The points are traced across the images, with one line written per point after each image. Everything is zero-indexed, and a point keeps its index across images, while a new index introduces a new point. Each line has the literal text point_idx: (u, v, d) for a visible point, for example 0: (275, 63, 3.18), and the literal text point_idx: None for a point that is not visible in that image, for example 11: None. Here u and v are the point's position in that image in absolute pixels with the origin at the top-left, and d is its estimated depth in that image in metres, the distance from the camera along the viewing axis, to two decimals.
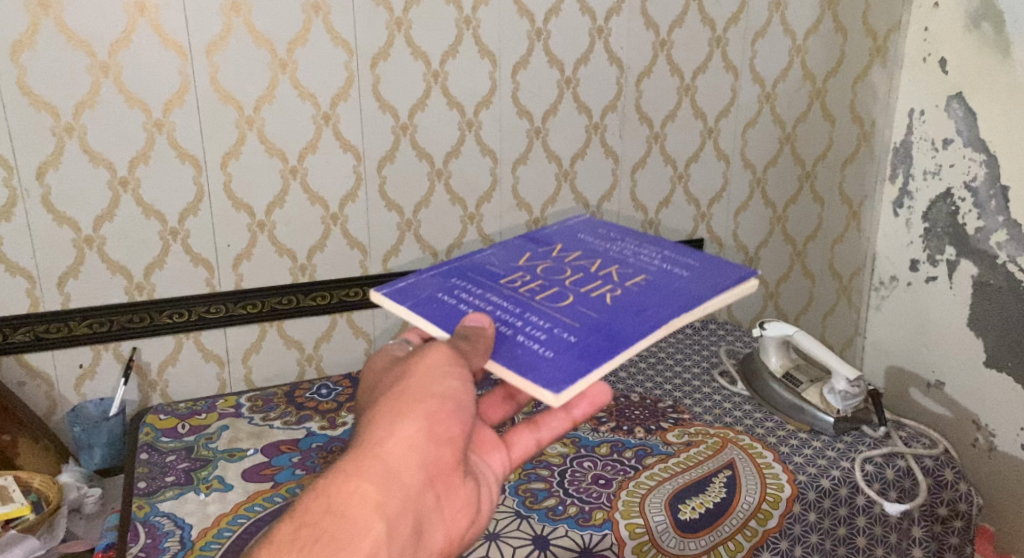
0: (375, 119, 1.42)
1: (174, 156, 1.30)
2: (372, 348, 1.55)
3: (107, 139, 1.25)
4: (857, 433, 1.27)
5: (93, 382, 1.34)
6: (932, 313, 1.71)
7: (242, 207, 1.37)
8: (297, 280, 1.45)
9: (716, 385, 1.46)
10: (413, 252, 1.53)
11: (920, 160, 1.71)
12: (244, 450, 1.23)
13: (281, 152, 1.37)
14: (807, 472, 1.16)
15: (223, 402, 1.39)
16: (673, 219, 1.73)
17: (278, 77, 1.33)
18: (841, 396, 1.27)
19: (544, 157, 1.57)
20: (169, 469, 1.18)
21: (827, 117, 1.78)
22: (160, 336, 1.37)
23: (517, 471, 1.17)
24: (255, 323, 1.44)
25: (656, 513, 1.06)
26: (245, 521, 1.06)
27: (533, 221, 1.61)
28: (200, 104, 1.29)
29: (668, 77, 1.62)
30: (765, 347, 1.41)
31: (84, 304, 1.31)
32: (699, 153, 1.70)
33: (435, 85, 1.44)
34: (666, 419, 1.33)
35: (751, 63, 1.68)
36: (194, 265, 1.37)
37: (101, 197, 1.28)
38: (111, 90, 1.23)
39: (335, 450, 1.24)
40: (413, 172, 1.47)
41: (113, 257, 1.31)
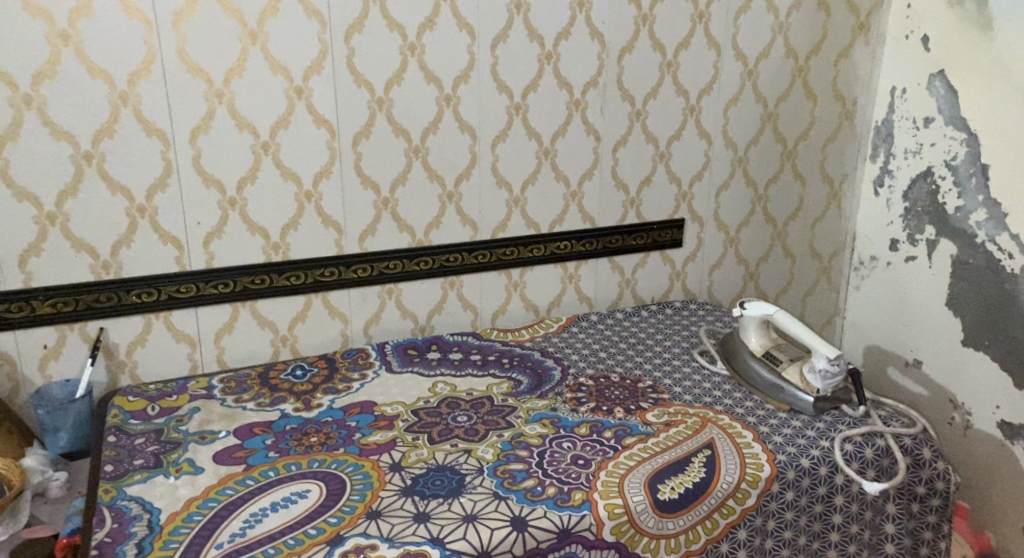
0: (349, 92, 1.38)
1: (141, 130, 1.26)
2: (348, 329, 1.52)
3: (69, 112, 1.21)
4: (837, 413, 1.27)
5: (58, 363, 1.30)
6: (910, 292, 1.73)
7: (212, 183, 1.33)
8: (270, 259, 1.41)
9: (696, 365, 1.45)
10: (390, 231, 1.49)
11: (901, 139, 1.72)
12: (216, 432, 1.21)
13: (252, 127, 1.33)
14: (787, 452, 1.16)
15: (195, 384, 1.36)
16: (654, 199, 1.71)
17: (248, 49, 1.29)
18: (821, 375, 1.25)
19: (524, 134, 1.55)
20: (137, 452, 1.15)
21: (809, 96, 1.75)
22: (128, 316, 1.33)
23: (495, 451, 1.16)
24: (226, 303, 1.40)
25: (636, 493, 1.06)
26: (216, 505, 1.03)
27: (513, 200, 1.58)
28: (167, 75, 1.25)
29: (650, 53, 1.59)
30: (745, 326, 1.41)
31: (47, 283, 1.27)
32: (681, 132, 1.68)
33: (412, 59, 1.41)
34: (646, 399, 1.32)
35: (734, 39, 1.65)
36: (163, 243, 1.33)
37: (63, 172, 1.23)
38: (72, 60, 1.19)
39: (309, 433, 1.21)
40: (390, 148, 1.44)
41: (78, 235, 1.27)
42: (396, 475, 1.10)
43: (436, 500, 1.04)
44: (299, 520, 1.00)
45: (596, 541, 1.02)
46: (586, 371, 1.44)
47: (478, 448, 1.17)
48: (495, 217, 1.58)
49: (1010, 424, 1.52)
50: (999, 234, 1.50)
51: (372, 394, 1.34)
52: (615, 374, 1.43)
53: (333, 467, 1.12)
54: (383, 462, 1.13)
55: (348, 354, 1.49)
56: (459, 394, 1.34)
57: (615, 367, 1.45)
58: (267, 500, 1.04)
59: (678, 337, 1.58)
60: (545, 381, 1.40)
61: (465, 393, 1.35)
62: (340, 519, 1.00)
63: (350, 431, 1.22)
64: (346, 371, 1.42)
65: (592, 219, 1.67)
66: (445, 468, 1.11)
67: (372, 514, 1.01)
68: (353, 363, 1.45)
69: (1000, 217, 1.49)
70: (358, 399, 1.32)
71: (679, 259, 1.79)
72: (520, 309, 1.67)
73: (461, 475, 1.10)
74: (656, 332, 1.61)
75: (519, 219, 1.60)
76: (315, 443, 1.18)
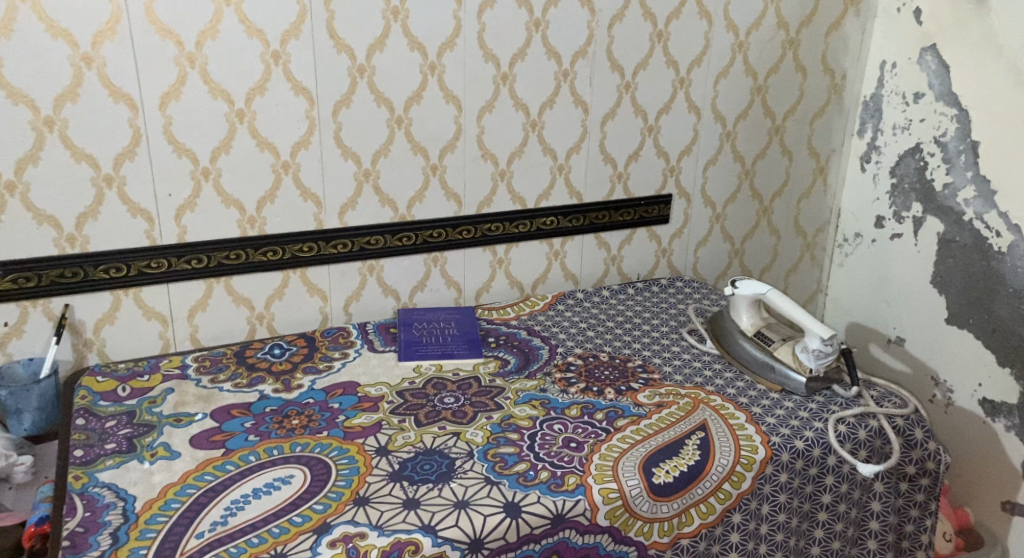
0: (329, 58, 1.31)
1: (106, 95, 1.18)
2: (328, 306, 1.47)
3: (26, 74, 1.12)
4: (828, 393, 1.26)
5: (21, 341, 1.23)
6: (895, 270, 1.72)
7: (184, 152, 1.26)
8: (246, 233, 1.35)
9: (685, 344, 1.44)
10: (371, 206, 1.44)
11: (890, 115, 1.70)
12: (191, 415, 1.15)
13: (226, 94, 1.26)
14: (781, 433, 1.15)
15: (167, 362, 1.30)
16: (642, 174, 1.68)
17: (222, 10, 1.21)
18: (814, 355, 1.24)
19: (511, 105, 1.49)
20: (109, 436, 1.09)
21: (798, 69, 1.72)
22: (95, 292, 1.26)
23: (484, 434, 1.13)
24: (200, 279, 1.33)
25: (631, 477, 1.04)
26: (195, 492, 0.98)
27: (499, 173, 1.53)
28: (134, 36, 1.17)
29: (640, 23, 1.54)
30: (736, 306, 1.39)
31: (7, 256, 1.19)
32: (670, 104, 1.64)
33: (395, 23, 1.34)
34: (636, 379, 1.30)
35: (725, 9, 1.61)
36: (132, 216, 1.25)
37: (22, 138, 1.15)
38: (29, 16, 1.10)
39: (290, 415, 1.17)
40: (371, 119, 1.38)
41: (39, 206, 1.19)
42: (383, 459, 1.06)
43: (426, 486, 1.01)
44: (283, 507, 0.96)
45: (590, 526, 1.00)
46: (574, 350, 1.41)
47: (467, 431, 1.14)
48: (480, 192, 1.53)
49: (991, 402, 1.54)
50: (987, 211, 1.50)
51: (354, 374, 1.30)
52: (603, 352, 1.40)
53: (317, 451, 1.08)
54: (369, 446, 1.09)
55: (329, 332, 1.44)
56: (445, 375, 1.31)
57: (603, 346, 1.43)
58: (248, 486, 1.00)
59: (665, 315, 1.56)
60: (533, 360, 1.37)
61: (451, 374, 1.32)
62: (326, 506, 0.96)
63: (333, 413, 1.18)
64: (327, 350, 1.37)
65: (579, 194, 1.63)
66: (434, 452, 1.08)
67: (359, 500, 0.97)
68: (333, 342, 1.40)
69: (988, 195, 1.49)
70: (341, 380, 1.28)
71: (666, 236, 1.77)
72: (505, 286, 1.64)
73: (451, 459, 1.07)
74: (643, 310, 1.59)
75: (505, 194, 1.55)
76: (297, 426, 1.14)
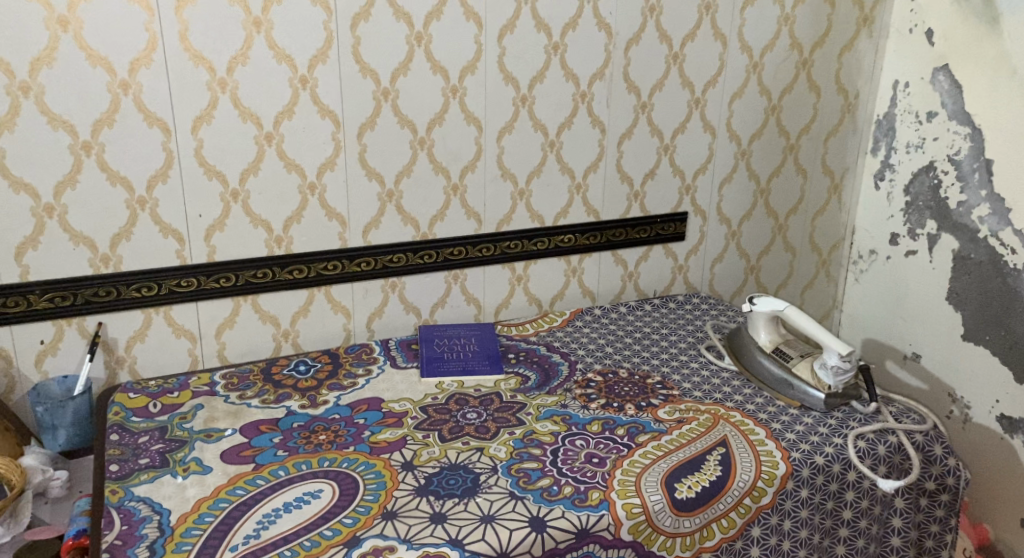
0: (355, 82, 1.35)
1: (142, 120, 1.22)
2: (351, 323, 1.50)
3: (67, 102, 1.16)
4: (847, 410, 1.28)
5: (56, 358, 1.26)
6: (910, 287, 1.74)
7: (214, 174, 1.30)
8: (272, 252, 1.38)
9: (704, 360, 1.46)
10: (394, 224, 1.47)
11: (903, 133, 1.72)
12: (221, 431, 1.18)
13: (255, 117, 1.30)
14: (801, 449, 1.16)
15: (196, 380, 1.32)
16: (658, 192, 1.70)
17: (253, 36, 1.25)
18: (832, 372, 1.26)
19: (530, 126, 1.52)
20: (142, 451, 1.12)
21: (812, 89, 1.74)
22: (127, 311, 1.30)
23: (507, 450, 1.15)
24: (228, 298, 1.37)
25: (654, 493, 1.06)
26: (228, 506, 1.01)
27: (518, 193, 1.56)
28: (169, 63, 1.21)
29: (656, 45, 1.57)
30: (755, 322, 1.41)
31: (45, 276, 1.22)
32: (686, 124, 1.67)
33: (419, 48, 1.38)
34: (656, 396, 1.32)
35: (740, 31, 1.64)
36: (164, 236, 1.29)
37: (62, 161, 1.19)
38: (71, 46, 1.14)
39: (317, 431, 1.19)
40: (395, 139, 1.41)
41: (76, 227, 1.22)
42: (409, 474, 1.09)
43: (452, 500, 1.03)
44: (314, 521, 0.98)
45: (614, 541, 1.02)
46: (594, 366, 1.43)
47: (490, 447, 1.16)
48: (500, 210, 1.56)
49: (1009, 418, 1.55)
50: (1001, 229, 1.51)
51: (378, 390, 1.32)
52: (623, 368, 1.42)
53: (344, 466, 1.10)
54: (395, 461, 1.12)
55: (352, 349, 1.47)
56: (467, 391, 1.33)
57: (622, 362, 1.45)
58: (279, 500, 1.02)
59: (683, 332, 1.58)
60: (553, 377, 1.39)
61: (473, 390, 1.34)
62: (355, 520, 0.98)
63: (358, 429, 1.20)
64: (351, 367, 1.40)
65: (596, 212, 1.66)
66: (458, 467, 1.11)
67: (388, 514, 1.00)
68: (356, 358, 1.43)
69: (1003, 212, 1.51)
70: (365, 396, 1.30)
71: (682, 253, 1.79)
72: (524, 303, 1.66)
73: (476, 474, 1.09)
74: (661, 326, 1.61)
75: (524, 212, 1.58)
76: (324, 441, 1.17)
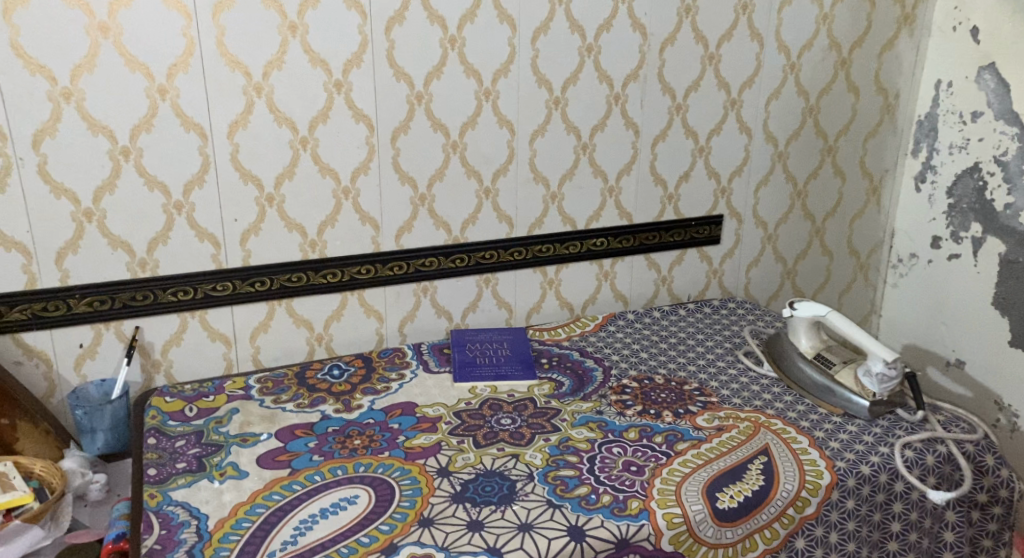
0: (388, 86, 1.35)
1: (179, 124, 1.23)
2: (384, 327, 1.49)
3: (107, 107, 1.17)
4: (892, 417, 1.25)
5: (94, 362, 1.26)
6: (953, 291, 1.70)
7: (250, 178, 1.30)
8: (306, 257, 1.38)
9: (742, 367, 1.44)
10: (427, 228, 1.46)
11: (945, 134, 1.67)
12: (257, 435, 1.18)
13: (290, 121, 1.30)
14: (845, 458, 1.15)
15: (231, 383, 1.32)
16: (692, 195, 1.68)
17: (288, 41, 1.26)
18: (877, 379, 1.24)
19: (563, 128, 1.51)
20: (179, 455, 1.12)
21: (851, 89, 1.70)
22: (163, 315, 1.30)
23: (543, 457, 1.14)
24: (263, 301, 1.37)
25: (695, 502, 1.04)
26: (265, 511, 1.00)
27: (550, 196, 1.55)
28: (207, 68, 1.22)
29: (692, 46, 1.55)
30: (795, 327, 1.39)
31: (84, 281, 1.23)
32: (721, 126, 1.64)
33: (452, 52, 1.37)
34: (694, 403, 1.30)
35: (777, 31, 1.61)
36: (200, 241, 1.29)
37: (101, 166, 1.19)
38: (111, 52, 1.15)
39: (352, 435, 1.19)
40: (427, 143, 1.41)
41: (114, 232, 1.23)
42: (445, 481, 1.08)
43: (489, 508, 1.02)
44: (351, 527, 0.97)
45: (654, 551, 1.00)
46: (629, 372, 1.41)
47: (526, 453, 1.15)
48: (532, 213, 1.55)
49: None
50: None
51: (412, 395, 1.32)
52: (659, 375, 1.40)
53: (380, 471, 1.10)
54: (430, 467, 1.11)
55: (385, 353, 1.46)
56: (500, 396, 1.32)
57: (657, 368, 1.43)
58: (315, 506, 1.01)
59: (719, 337, 1.56)
60: (587, 382, 1.37)
61: (506, 395, 1.33)
62: (392, 526, 0.97)
63: (393, 434, 1.20)
64: (384, 371, 1.39)
65: (629, 215, 1.64)
66: (494, 474, 1.09)
67: (424, 521, 0.99)
68: (389, 362, 1.43)
69: None
70: (399, 400, 1.30)
71: (716, 256, 1.76)
72: (556, 307, 1.65)
73: (512, 481, 1.08)
74: (697, 332, 1.59)
75: (556, 215, 1.57)
76: (359, 446, 1.16)
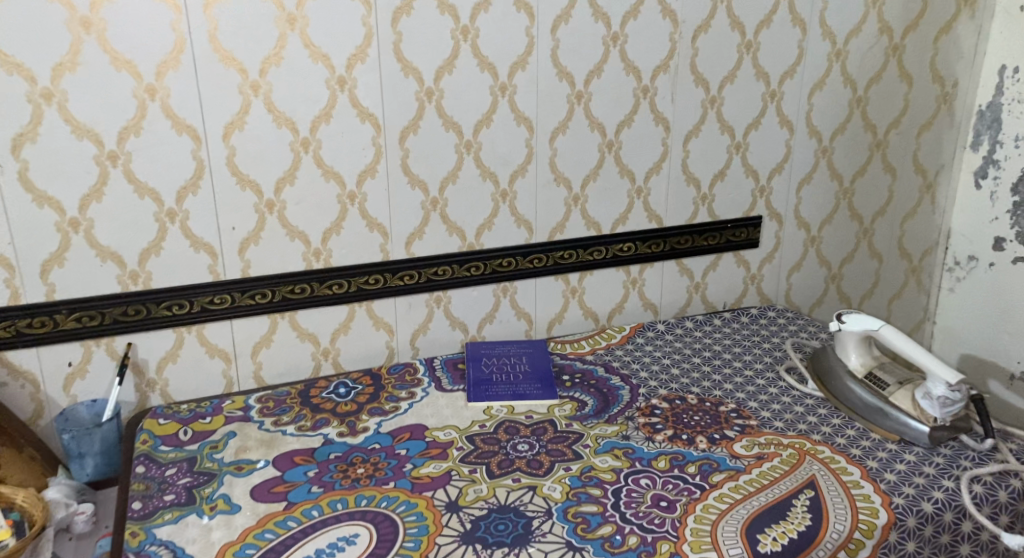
0: (396, 82, 1.25)
1: (170, 126, 1.14)
2: (394, 341, 1.40)
3: (92, 109, 1.09)
4: (956, 445, 1.12)
5: (84, 382, 1.18)
6: (1018, 296, 1.54)
7: (248, 184, 1.21)
8: (310, 266, 1.29)
9: (783, 385, 1.31)
10: (439, 234, 1.36)
11: (1011, 126, 1.52)
12: (253, 462, 1.09)
13: (291, 122, 1.21)
14: (904, 494, 1.02)
15: (230, 403, 1.24)
16: (728, 195, 1.55)
17: (287, 35, 1.16)
18: (939, 403, 1.10)
19: (586, 125, 1.39)
20: (168, 486, 1.03)
21: (903, 78, 1.56)
22: (158, 331, 1.22)
23: (563, 489, 1.03)
24: (264, 315, 1.28)
25: (733, 546, 0.93)
26: (255, 552, 0.91)
27: (573, 199, 1.44)
28: (199, 64, 1.13)
29: (727, 33, 1.42)
30: (843, 343, 1.25)
31: (71, 296, 1.15)
32: (760, 120, 1.51)
33: (465, 44, 1.27)
34: (731, 427, 1.18)
35: (821, 16, 1.48)
36: (195, 251, 1.21)
37: (87, 173, 1.11)
38: (94, 49, 1.07)
39: (355, 463, 1.09)
40: (439, 143, 1.30)
41: (103, 243, 1.15)
42: (454, 517, 0.98)
43: (501, 550, 0.91)
44: None
45: None
46: (659, 391, 1.29)
47: (544, 485, 1.04)
48: (553, 217, 1.43)
49: None
50: None
51: (422, 416, 1.22)
52: (692, 394, 1.28)
53: (383, 506, 1.00)
54: (438, 501, 1.01)
55: (395, 369, 1.36)
56: (518, 418, 1.22)
57: (690, 387, 1.31)
58: (311, 546, 0.92)
59: (758, 351, 1.43)
60: (612, 403, 1.26)
61: (524, 416, 1.22)
62: None
63: (399, 461, 1.10)
64: (393, 390, 1.29)
65: (659, 218, 1.52)
66: (508, 510, 0.99)
67: None
68: (400, 380, 1.33)
69: None
70: (408, 422, 1.20)
71: (755, 261, 1.63)
72: (580, 317, 1.53)
73: (528, 518, 0.97)
74: (734, 345, 1.46)
75: (579, 219, 1.46)
76: (362, 475, 1.06)
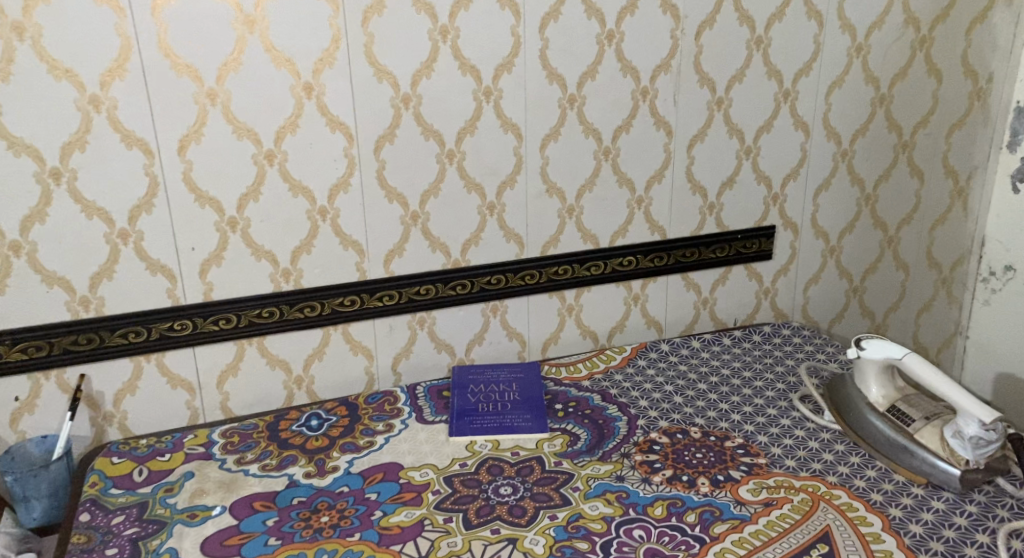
0: (368, 87, 1.14)
1: (119, 140, 1.05)
2: (374, 366, 1.29)
3: (30, 123, 1.00)
4: (992, 491, 0.99)
5: (33, 417, 1.10)
6: None
7: (207, 201, 1.11)
8: (279, 288, 1.19)
9: (797, 417, 1.19)
10: (420, 251, 1.26)
11: None
12: (208, 509, 0.99)
13: (252, 133, 1.11)
14: (931, 550, 0.89)
15: (192, 438, 1.15)
16: (738, 203, 1.43)
17: (245, 38, 1.06)
18: (972, 444, 0.98)
19: (580, 130, 1.28)
20: (112, 537, 0.94)
21: (931, 73, 1.43)
22: (113, 361, 1.13)
23: (547, 543, 0.92)
24: (229, 342, 1.19)
25: None
26: None
27: (567, 210, 1.32)
28: (148, 72, 1.03)
29: (735, 27, 1.30)
30: (864, 372, 1.13)
31: (16, 325, 1.07)
32: (772, 121, 1.39)
33: (444, 44, 1.16)
34: (737, 466, 1.07)
35: (839, 7, 1.35)
36: (152, 274, 1.12)
37: (28, 192, 1.02)
38: (30, 57, 0.98)
39: (319, 510, 0.99)
40: (417, 153, 1.20)
41: (50, 267, 1.06)
42: None
43: None
44: None
45: None
46: (658, 424, 1.18)
47: (525, 538, 0.93)
48: (545, 231, 1.32)
49: None
50: None
51: (398, 453, 1.11)
52: (695, 427, 1.17)
53: None
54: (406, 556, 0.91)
55: (373, 397, 1.26)
56: (502, 455, 1.11)
57: (694, 418, 1.20)
58: None
59: (770, 376, 1.31)
60: (607, 437, 1.15)
61: (509, 453, 1.11)
62: None
63: (368, 508, 1.00)
64: (369, 422, 1.19)
65: (662, 229, 1.40)
66: None
67: None
68: (378, 410, 1.23)
69: None
70: (382, 460, 1.10)
71: (768, 274, 1.51)
72: (576, 337, 1.42)
73: None
74: (743, 368, 1.34)
75: (574, 232, 1.34)
76: (325, 525, 0.96)
